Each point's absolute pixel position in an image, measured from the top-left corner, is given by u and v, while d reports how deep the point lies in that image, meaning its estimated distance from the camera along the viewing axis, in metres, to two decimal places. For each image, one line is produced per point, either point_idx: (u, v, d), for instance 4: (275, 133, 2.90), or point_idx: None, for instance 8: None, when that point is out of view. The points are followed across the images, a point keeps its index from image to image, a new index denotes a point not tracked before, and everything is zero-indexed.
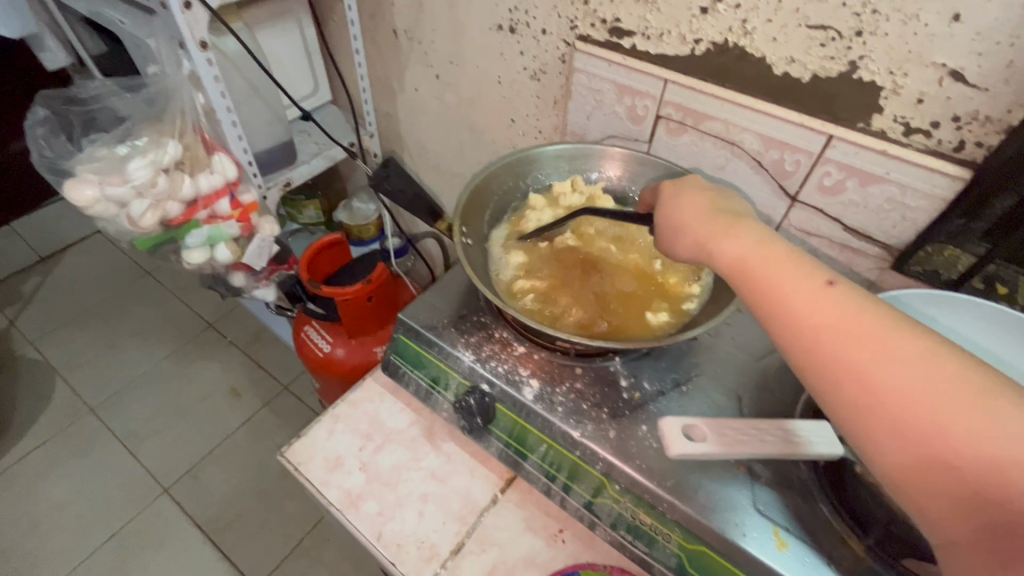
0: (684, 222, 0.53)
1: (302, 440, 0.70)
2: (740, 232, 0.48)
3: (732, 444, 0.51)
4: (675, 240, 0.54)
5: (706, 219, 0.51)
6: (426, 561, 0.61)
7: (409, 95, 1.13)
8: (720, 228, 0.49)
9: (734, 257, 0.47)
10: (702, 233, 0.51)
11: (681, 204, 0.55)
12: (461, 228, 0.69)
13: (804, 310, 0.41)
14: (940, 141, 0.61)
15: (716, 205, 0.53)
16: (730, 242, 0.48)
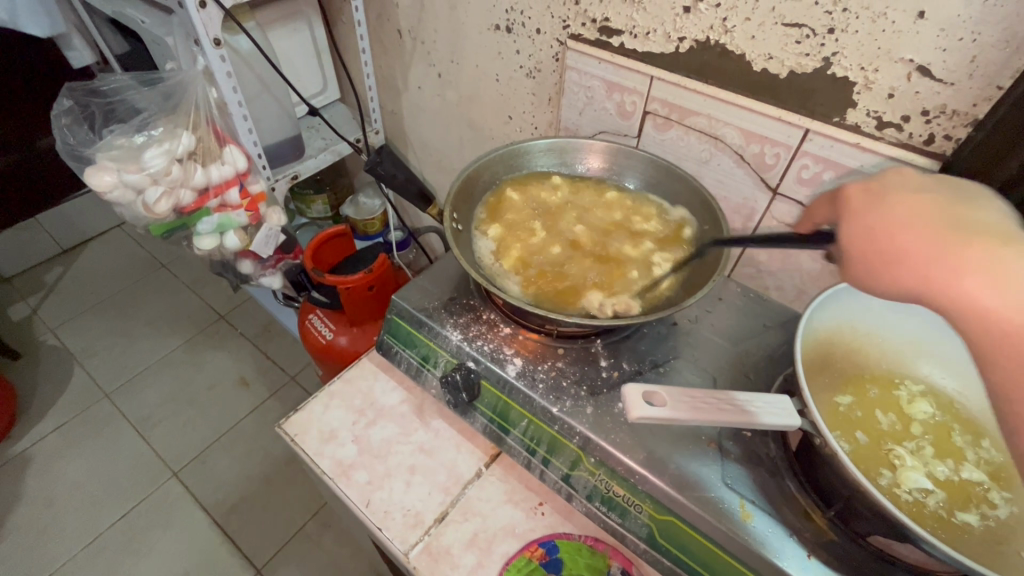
0: (905, 249, 0.38)
1: (299, 414, 0.74)
2: (1016, 274, 0.34)
3: (689, 411, 0.53)
4: (879, 274, 0.39)
5: (953, 242, 0.36)
6: (411, 527, 0.65)
7: (413, 93, 1.17)
8: (980, 265, 0.35)
9: (995, 310, 0.34)
10: (948, 262, 0.36)
11: (905, 213, 0.40)
12: (451, 214, 0.72)
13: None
14: (911, 134, 0.63)
15: (963, 219, 0.38)
16: (1003, 294, 0.34)
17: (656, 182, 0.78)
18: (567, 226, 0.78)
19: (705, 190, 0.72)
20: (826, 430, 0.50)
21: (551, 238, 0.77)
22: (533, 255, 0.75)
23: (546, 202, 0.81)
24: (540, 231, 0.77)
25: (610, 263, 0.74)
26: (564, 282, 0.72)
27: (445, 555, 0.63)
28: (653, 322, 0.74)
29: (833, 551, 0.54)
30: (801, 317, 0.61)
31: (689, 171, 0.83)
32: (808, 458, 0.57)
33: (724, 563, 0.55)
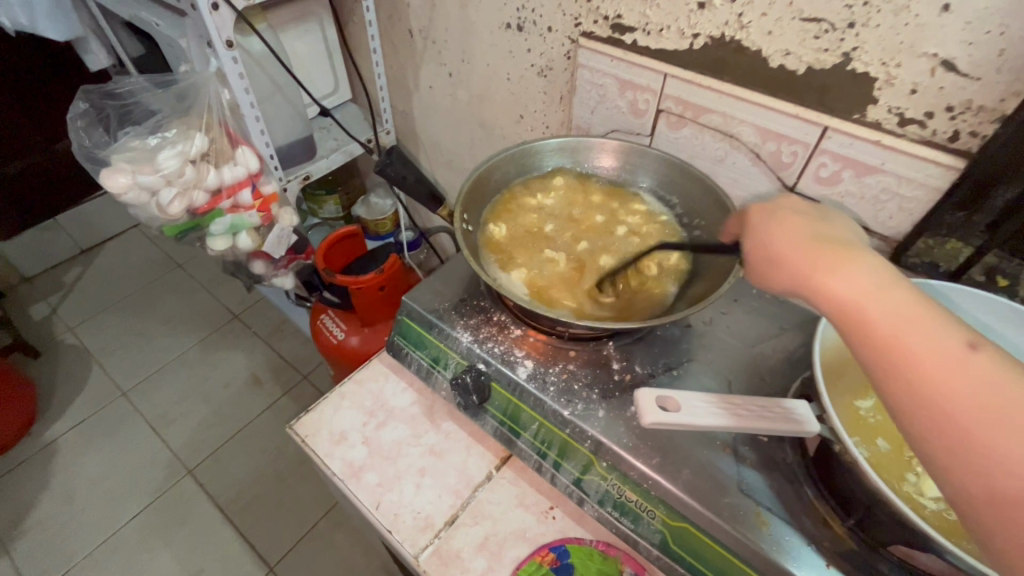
0: (782, 255, 0.48)
1: (310, 415, 0.74)
2: (855, 268, 0.43)
3: (705, 416, 0.52)
4: (772, 277, 0.49)
5: (812, 249, 0.46)
6: (421, 530, 0.64)
7: (424, 93, 1.17)
8: (827, 263, 0.44)
9: (847, 296, 0.42)
10: (806, 265, 0.46)
11: (781, 229, 0.50)
12: (461, 215, 0.71)
13: (929, 365, 0.37)
14: (935, 131, 0.61)
15: (824, 234, 0.48)
16: (848, 283, 0.42)
17: (669, 181, 0.76)
18: (563, 228, 0.78)
19: (717, 187, 0.69)
20: (847, 437, 0.49)
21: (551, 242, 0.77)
22: (539, 262, 0.74)
23: (542, 206, 0.80)
24: (539, 237, 0.77)
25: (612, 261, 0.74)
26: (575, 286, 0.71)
27: (455, 559, 0.62)
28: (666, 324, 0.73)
29: (852, 560, 0.53)
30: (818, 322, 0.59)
31: (703, 170, 0.82)
32: (827, 465, 0.55)
33: (740, 572, 0.54)
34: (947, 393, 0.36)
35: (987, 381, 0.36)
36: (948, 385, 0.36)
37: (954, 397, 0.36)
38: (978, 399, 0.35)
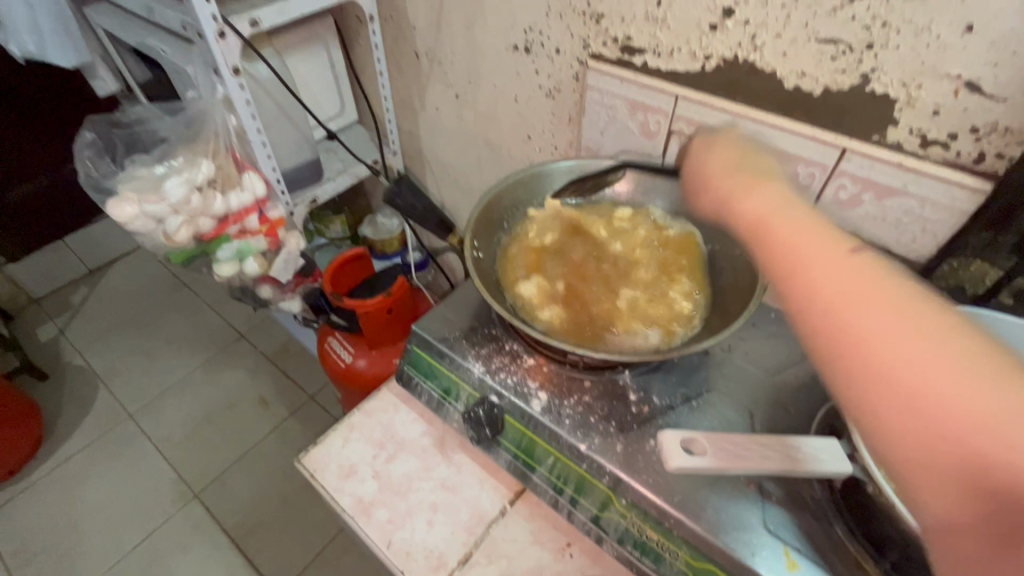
0: (710, 180, 0.55)
1: (318, 448, 0.73)
2: (764, 193, 0.48)
3: (730, 458, 0.51)
4: (702, 201, 0.55)
5: (737, 176, 0.52)
6: (434, 570, 0.62)
7: (431, 114, 1.16)
8: (744, 189, 0.50)
9: (751, 210, 0.47)
10: (728, 193, 0.51)
11: (710, 168, 0.56)
12: (471, 241, 0.70)
13: (798, 254, 0.41)
14: (959, 153, 0.59)
15: (754, 166, 0.53)
16: (754, 202, 0.48)
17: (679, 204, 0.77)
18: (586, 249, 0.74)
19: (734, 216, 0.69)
20: (883, 481, 0.46)
21: (573, 265, 0.73)
22: (563, 287, 0.70)
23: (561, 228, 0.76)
24: (559, 261, 0.73)
25: (642, 284, 0.70)
26: (603, 313, 0.67)
27: None
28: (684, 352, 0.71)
29: None
30: None
31: None
32: (858, 504, 0.53)
33: None
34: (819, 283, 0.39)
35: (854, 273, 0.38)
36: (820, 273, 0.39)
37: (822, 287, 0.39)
38: (845, 287, 0.38)
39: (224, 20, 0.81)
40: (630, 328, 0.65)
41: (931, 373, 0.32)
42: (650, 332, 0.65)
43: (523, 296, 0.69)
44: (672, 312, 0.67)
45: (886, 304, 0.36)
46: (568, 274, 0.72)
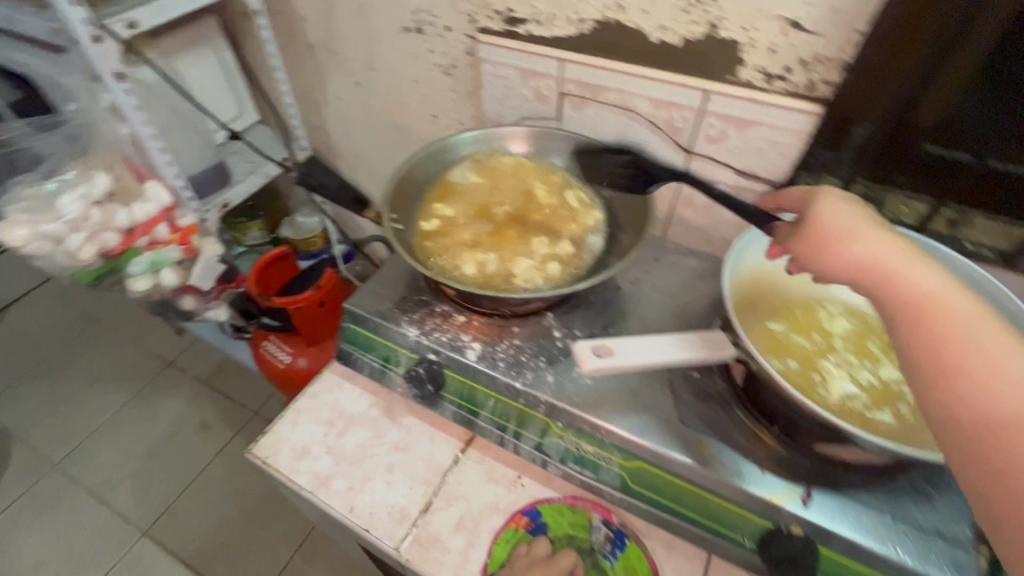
0: (843, 233, 0.48)
1: (267, 436, 0.74)
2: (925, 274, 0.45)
3: (633, 355, 0.58)
4: (830, 263, 0.49)
5: (889, 247, 0.47)
6: (398, 523, 0.66)
7: (335, 105, 1.17)
8: (903, 261, 0.46)
9: (923, 290, 0.44)
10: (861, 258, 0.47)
11: (837, 215, 0.50)
12: (389, 214, 0.73)
13: (978, 367, 0.40)
14: (795, 83, 0.70)
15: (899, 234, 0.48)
16: (922, 279, 0.44)
17: (576, 159, 0.83)
18: (498, 206, 0.80)
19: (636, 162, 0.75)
20: (762, 359, 0.55)
21: (489, 223, 0.79)
22: (481, 243, 0.76)
23: (473, 190, 0.81)
24: (476, 220, 0.79)
25: (551, 231, 0.78)
26: (520, 259, 0.74)
27: (435, 543, 0.65)
28: (599, 289, 0.78)
29: (782, 463, 0.60)
30: (728, 259, 0.66)
31: (610, 144, 0.88)
32: (750, 386, 0.63)
33: (691, 494, 0.60)
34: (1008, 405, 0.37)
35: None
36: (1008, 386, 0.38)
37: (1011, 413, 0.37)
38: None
39: (97, 25, 0.77)
40: (547, 269, 0.73)
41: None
42: (562, 271, 0.73)
43: (446, 260, 0.74)
44: (580, 250, 0.75)
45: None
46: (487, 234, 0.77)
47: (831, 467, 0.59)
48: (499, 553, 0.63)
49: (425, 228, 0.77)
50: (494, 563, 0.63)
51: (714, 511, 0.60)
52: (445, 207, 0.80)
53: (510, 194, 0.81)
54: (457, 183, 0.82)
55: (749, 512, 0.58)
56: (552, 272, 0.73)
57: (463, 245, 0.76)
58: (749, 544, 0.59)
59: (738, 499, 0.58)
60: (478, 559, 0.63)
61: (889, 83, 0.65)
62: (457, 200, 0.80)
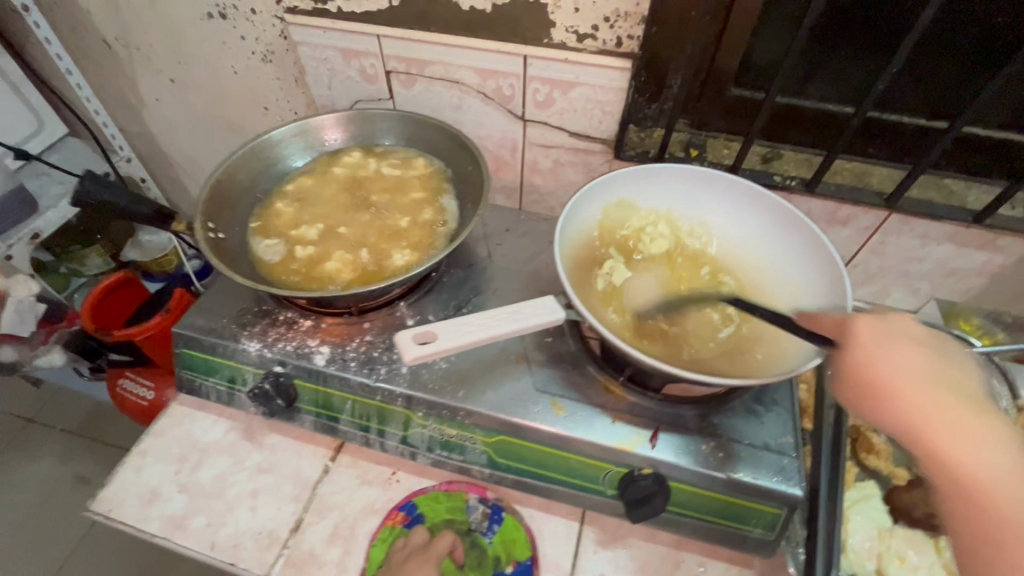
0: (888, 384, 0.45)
1: (107, 488, 0.66)
2: (875, 328, 0.48)
3: (456, 337, 0.55)
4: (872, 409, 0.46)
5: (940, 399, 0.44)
6: (267, 548, 0.63)
7: (153, 107, 1.04)
8: (877, 338, 0.47)
9: (907, 423, 0.44)
10: (861, 332, 0.48)
11: (894, 362, 0.45)
12: (206, 223, 0.67)
13: (993, 488, 0.41)
14: (604, 41, 0.71)
15: (945, 375, 0.45)
16: (884, 355, 0.46)
17: (409, 136, 0.80)
18: (334, 204, 0.76)
19: (463, 135, 0.74)
20: (589, 315, 0.57)
21: (324, 221, 0.74)
22: (324, 244, 0.72)
23: (305, 193, 0.76)
24: (309, 220, 0.74)
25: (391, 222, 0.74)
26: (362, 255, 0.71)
27: (308, 560, 0.62)
28: (453, 270, 0.77)
29: (631, 410, 0.63)
30: (566, 220, 0.67)
31: (448, 120, 0.86)
32: None
33: (553, 457, 0.62)
34: (968, 467, 0.42)
35: (1002, 457, 0.42)
36: (958, 457, 0.42)
37: (980, 477, 0.42)
38: (1004, 470, 0.41)
39: None
40: (390, 264, 0.70)
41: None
42: (406, 263, 0.70)
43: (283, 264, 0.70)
44: (420, 237, 0.72)
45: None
46: (331, 232, 0.73)
47: (674, 404, 0.63)
48: (377, 555, 0.62)
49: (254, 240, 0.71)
50: (371, 565, 0.61)
51: (575, 469, 0.62)
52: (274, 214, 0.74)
53: (353, 186, 0.78)
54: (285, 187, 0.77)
55: (607, 462, 0.61)
56: (395, 266, 0.70)
57: (308, 250, 0.71)
58: (612, 492, 0.62)
59: (595, 453, 0.60)
60: (356, 566, 0.62)
61: (688, 35, 0.69)
62: (287, 204, 0.75)
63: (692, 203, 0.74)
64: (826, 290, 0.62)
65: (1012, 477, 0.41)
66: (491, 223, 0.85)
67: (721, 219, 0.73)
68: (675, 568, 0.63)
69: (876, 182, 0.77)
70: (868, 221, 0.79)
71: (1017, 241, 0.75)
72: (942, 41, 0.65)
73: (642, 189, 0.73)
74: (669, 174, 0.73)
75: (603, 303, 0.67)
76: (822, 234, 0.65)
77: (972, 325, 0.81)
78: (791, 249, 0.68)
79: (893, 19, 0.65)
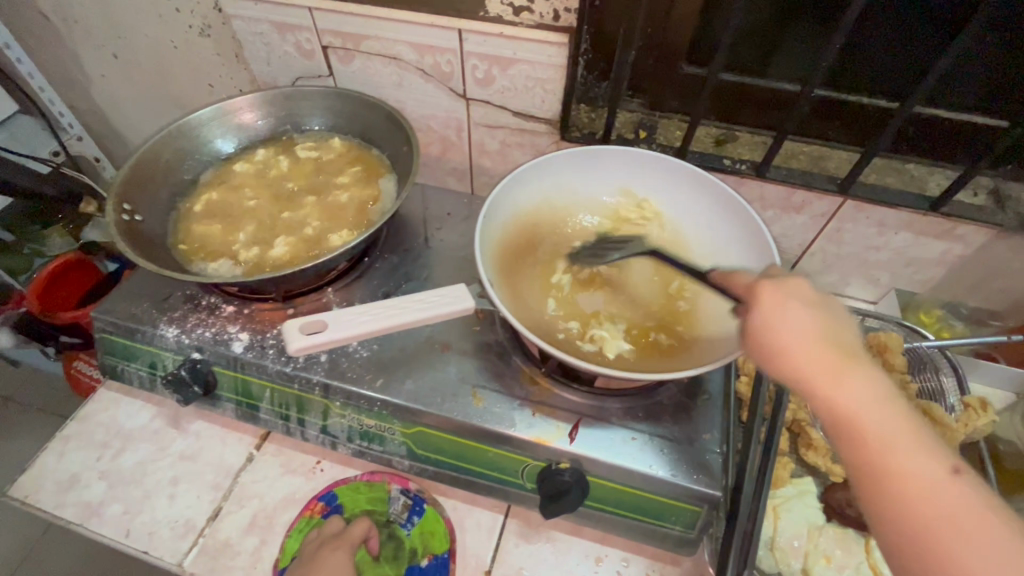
0: (779, 338, 0.41)
1: (25, 474, 0.65)
2: (774, 290, 0.43)
3: (338, 326, 0.63)
4: (757, 350, 0.42)
5: (819, 348, 0.40)
6: (182, 537, 0.62)
7: (99, 83, 1.01)
8: (776, 302, 0.42)
9: (804, 360, 0.40)
10: (764, 294, 0.43)
11: (790, 322, 0.41)
12: (121, 205, 0.65)
13: (873, 427, 0.37)
14: (541, 14, 0.67)
15: (829, 328, 0.41)
16: (777, 317, 0.42)
17: (340, 115, 0.78)
18: (260, 192, 0.75)
19: (394, 113, 0.72)
20: (500, 305, 0.56)
21: (249, 210, 0.73)
22: (257, 232, 0.71)
23: (231, 181, 0.75)
24: (235, 209, 0.73)
25: (321, 207, 0.74)
26: (290, 242, 0.70)
27: (223, 549, 0.61)
28: (387, 255, 0.75)
29: (554, 403, 0.61)
30: (495, 208, 0.65)
31: (390, 98, 0.82)
32: None
33: (471, 449, 0.60)
34: (854, 417, 0.38)
35: (894, 415, 0.38)
36: (839, 398, 0.38)
37: (873, 435, 0.37)
38: (882, 417, 0.38)
39: None
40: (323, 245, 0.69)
41: (954, 517, 0.34)
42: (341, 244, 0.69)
43: (207, 249, 0.69)
44: (351, 220, 0.72)
45: (920, 451, 0.36)
46: (266, 220, 0.73)
47: (600, 397, 0.62)
48: (292, 545, 0.61)
49: (175, 231, 0.70)
50: (285, 556, 0.60)
51: (494, 461, 0.60)
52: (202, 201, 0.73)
53: (291, 173, 0.77)
54: (208, 174, 0.75)
55: (525, 456, 0.59)
56: (332, 245, 0.69)
57: (238, 237, 0.70)
58: (531, 485, 0.61)
59: (512, 446, 0.59)
60: (271, 556, 0.61)
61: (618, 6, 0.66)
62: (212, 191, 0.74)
63: (633, 192, 0.72)
64: (759, 265, 0.62)
65: (919, 449, 0.37)
66: (433, 207, 0.82)
67: (654, 200, 0.71)
68: (597, 563, 0.61)
69: (832, 167, 0.74)
70: (823, 208, 0.75)
71: (976, 230, 0.71)
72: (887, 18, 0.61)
73: (569, 177, 0.71)
74: (609, 160, 0.71)
75: (534, 303, 0.64)
76: (753, 211, 0.64)
77: (933, 318, 0.80)
78: (727, 230, 0.67)
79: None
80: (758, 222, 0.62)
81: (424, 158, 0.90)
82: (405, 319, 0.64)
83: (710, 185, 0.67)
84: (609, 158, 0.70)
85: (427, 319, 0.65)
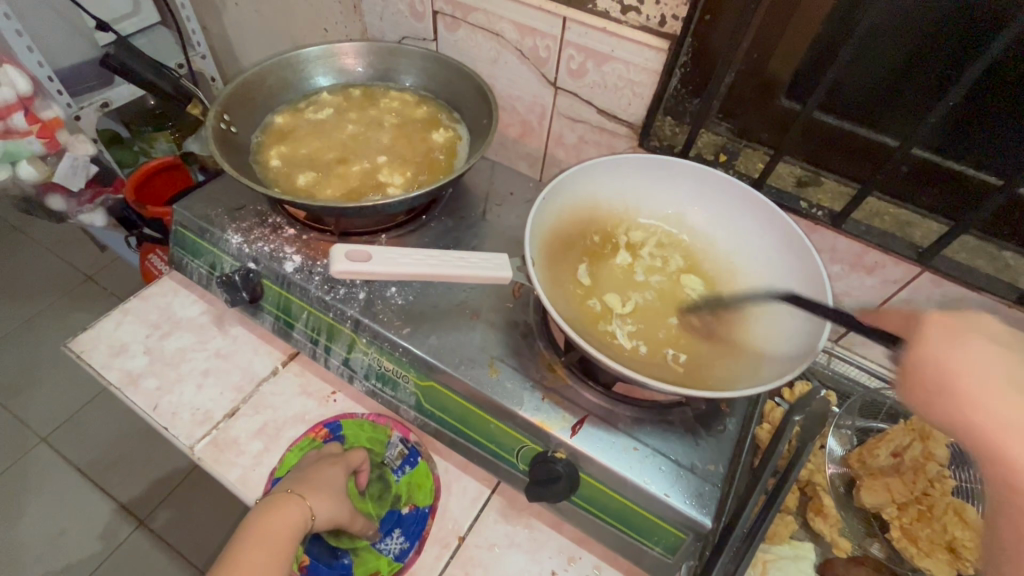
0: (952, 371, 0.37)
1: (87, 332, 0.73)
2: (945, 326, 0.39)
3: (383, 262, 0.61)
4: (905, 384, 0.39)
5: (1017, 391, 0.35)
6: (198, 424, 0.66)
7: (231, 10, 1.10)
8: (946, 337, 0.39)
9: (978, 395, 0.36)
10: (932, 330, 0.40)
11: (967, 359, 0.37)
12: (221, 114, 0.71)
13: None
14: (648, 17, 0.67)
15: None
16: (956, 352, 0.37)
17: (432, 76, 0.82)
18: (345, 129, 0.79)
19: (484, 82, 0.75)
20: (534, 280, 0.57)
21: (334, 144, 0.78)
22: (335, 166, 0.76)
23: (324, 115, 0.80)
24: (319, 142, 0.78)
25: (399, 154, 0.77)
26: (391, 178, 0.74)
27: (231, 445, 0.65)
28: (443, 218, 0.77)
29: (564, 394, 0.61)
30: (557, 191, 0.66)
31: (483, 73, 0.85)
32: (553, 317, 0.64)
33: (475, 416, 0.61)
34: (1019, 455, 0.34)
35: None
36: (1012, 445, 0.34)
37: None
38: None
39: None
40: (430, 162, 0.76)
41: None
42: (445, 140, 0.79)
43: (288, 173, 0.74)
44: (435, 158, 0.77)
45: None
46: (344, 157, 0.77)
47: (612, 400, 0.61)
48: (291, 458, 0.64)
49: (263, 149, 0.75)
50: (282, 468, 0.64)
51: (494, 434, 0.61)
52: (294, 128, 0.78)
53: (377, 117, 0.81)
54: (304, 105, 0.80)
55: (523, 436, 0.60)
56: (436, 144, 0.78)
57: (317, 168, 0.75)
58: (523, 467, 0.61)
59: (514, 425, 0.60)
60: (269, 464, 0.64)
61: (725, 21, 0.66)
62: (303, 120, 0.79)
63: (697, 209, 0.71)
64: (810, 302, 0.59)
65: None
66: (499, 185, 0.84)
67: (714, 222, 0.70)
68: (568, 562, 0.61)
69: (917, 235, 0.69)
70: (896, 274, 0.71)
71: None
72: (1004, 88, 0.58)
73: (632, 181, 0.71)
74: (682, 172, 0.70)
75: (580, 301, 0.64)
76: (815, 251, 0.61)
77: None
78: (783, 269, 0.64)
79: (959, 47, 0.58)
80: (818, 264, 0.59)
81: (502, 139, 0.92)
82: (444, 272, 0.62)
83: (772, 217, 0.66)
84: (676, 170, 0.70)
85: (472, 279, 0.62)
